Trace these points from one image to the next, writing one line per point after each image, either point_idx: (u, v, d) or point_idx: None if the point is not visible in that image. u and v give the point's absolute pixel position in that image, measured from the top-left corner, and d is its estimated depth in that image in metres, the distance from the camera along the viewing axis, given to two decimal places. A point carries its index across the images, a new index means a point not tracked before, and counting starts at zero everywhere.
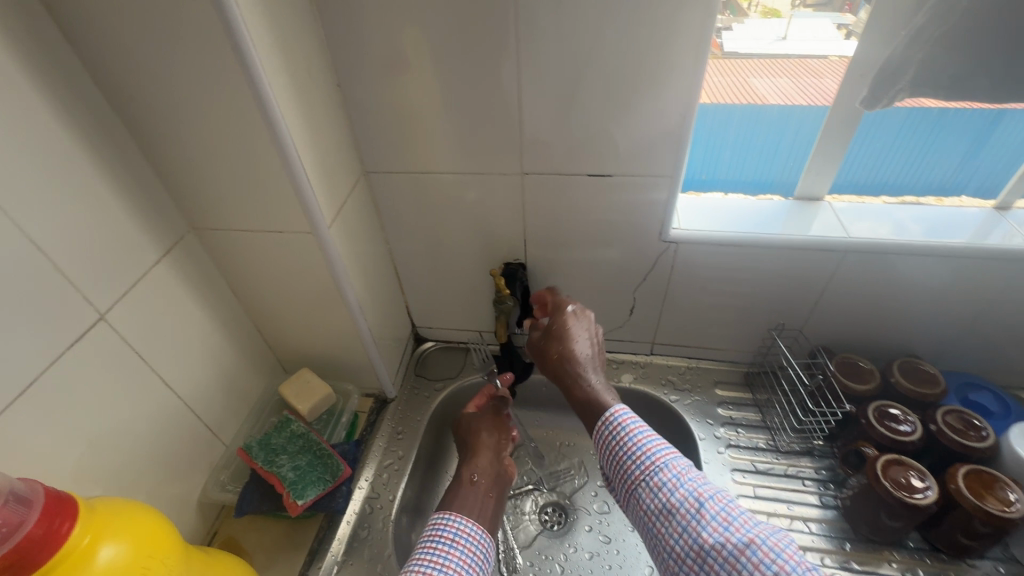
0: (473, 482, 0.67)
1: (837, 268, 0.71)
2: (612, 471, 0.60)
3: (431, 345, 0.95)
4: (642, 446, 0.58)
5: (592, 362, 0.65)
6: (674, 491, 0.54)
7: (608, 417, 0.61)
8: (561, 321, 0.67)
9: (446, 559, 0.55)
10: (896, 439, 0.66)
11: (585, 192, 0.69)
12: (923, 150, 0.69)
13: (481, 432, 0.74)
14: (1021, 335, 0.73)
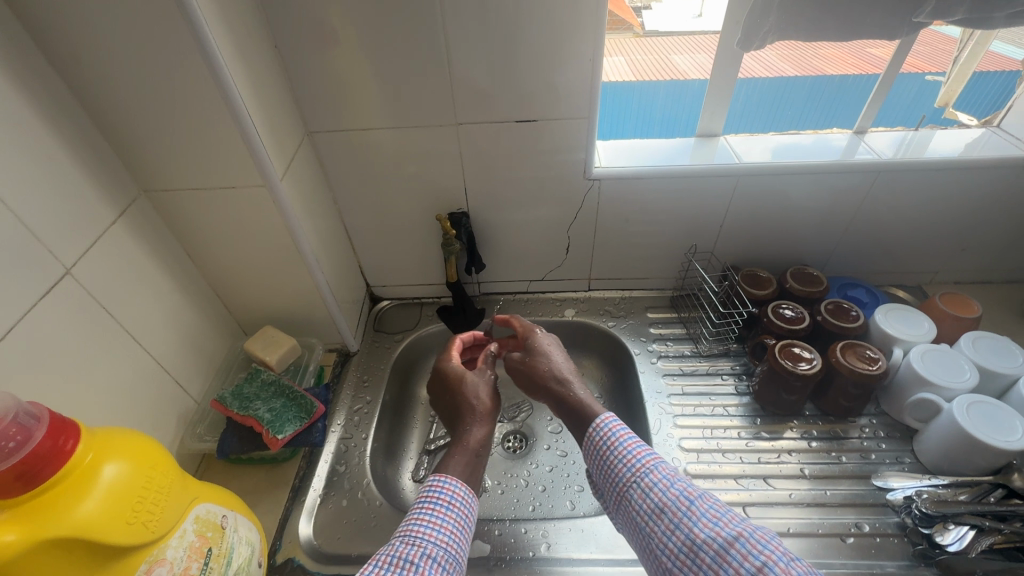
0: (474, 446, 0.65)
1: (735, 192, 0.83)
2: (605, 481, 0.61)
3: (387, 303, 1.02)
4: (634, 454, 0.59)
5: (574, 376, 0.70)
6: (665, 490, 0.55)
7: (599, 422, 0.63)
8: (545, 345, 0.75)
9: (443, 521, 0.55)
10: (789, 326, 0.79)
11: (514, 139, 0.76)
12: (829, 112, 0.87)
13: (481, 394, 0.71)
14: (882, 238, 0.88)
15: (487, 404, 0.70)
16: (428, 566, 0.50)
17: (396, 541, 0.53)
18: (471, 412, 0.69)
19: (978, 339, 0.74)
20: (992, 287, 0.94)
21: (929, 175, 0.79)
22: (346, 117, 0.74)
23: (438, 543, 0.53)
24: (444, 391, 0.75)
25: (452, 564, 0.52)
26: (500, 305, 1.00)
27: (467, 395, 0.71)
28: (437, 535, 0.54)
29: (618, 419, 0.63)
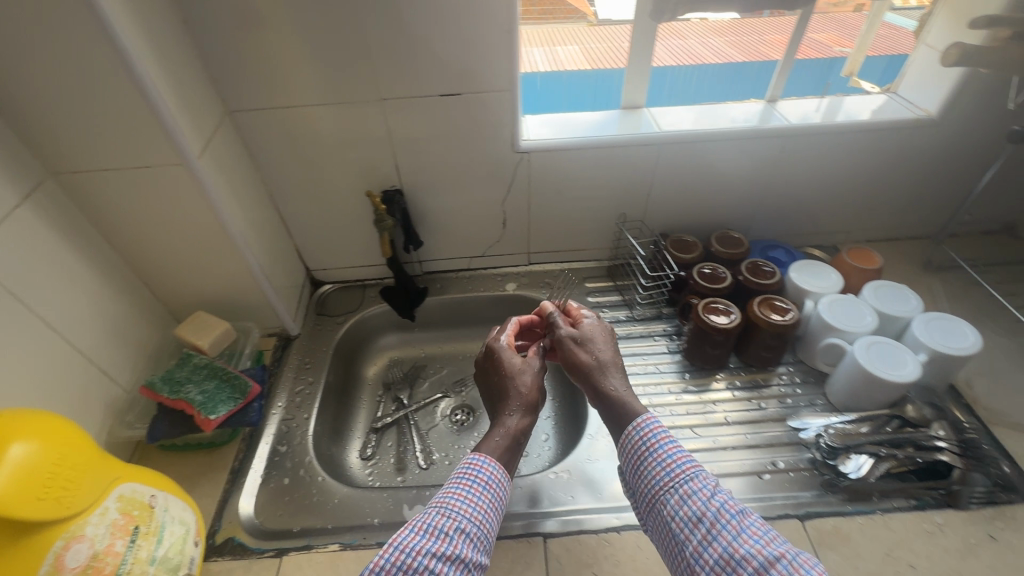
0: (511, 428, 0.62)
1: (658, 161, 0.86)
2: (637, 485, 0.56)
3: (329, 287, 1.01)
4: (673, 459, 0.55)
5: (619, 371, 0.65)
6: (705, 500, 0.51)
7: (639, 422, 0.58)
8: (599, 332, 0.69)
9: (479, 500, 0.55)
10: (711, 285, 0.84)
11: (439, 113, 0.77)
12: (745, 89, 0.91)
13: (525, 377, 0.67)
14: (797, 200, 0.94)
15: (532, 391, 0.66)
16: (460, 541, 0.51)
17: (431, 511, 0.53)
18: (509, 393, 0.66)
19: (880, 287, 0.80)
20: (899, 243, 1.01)
21: (832, 138, 0.85)
22: (266, 94, 0.73)
23: (471, 519, 0.53)
24: (486, 373, 0.71)
25: (482, 540, 0.53)
26: (443, 283, 1.01)
27: (509, 378, 0.67)
28: (472, 513, 0.53)
29: (659, 420, 0.59)
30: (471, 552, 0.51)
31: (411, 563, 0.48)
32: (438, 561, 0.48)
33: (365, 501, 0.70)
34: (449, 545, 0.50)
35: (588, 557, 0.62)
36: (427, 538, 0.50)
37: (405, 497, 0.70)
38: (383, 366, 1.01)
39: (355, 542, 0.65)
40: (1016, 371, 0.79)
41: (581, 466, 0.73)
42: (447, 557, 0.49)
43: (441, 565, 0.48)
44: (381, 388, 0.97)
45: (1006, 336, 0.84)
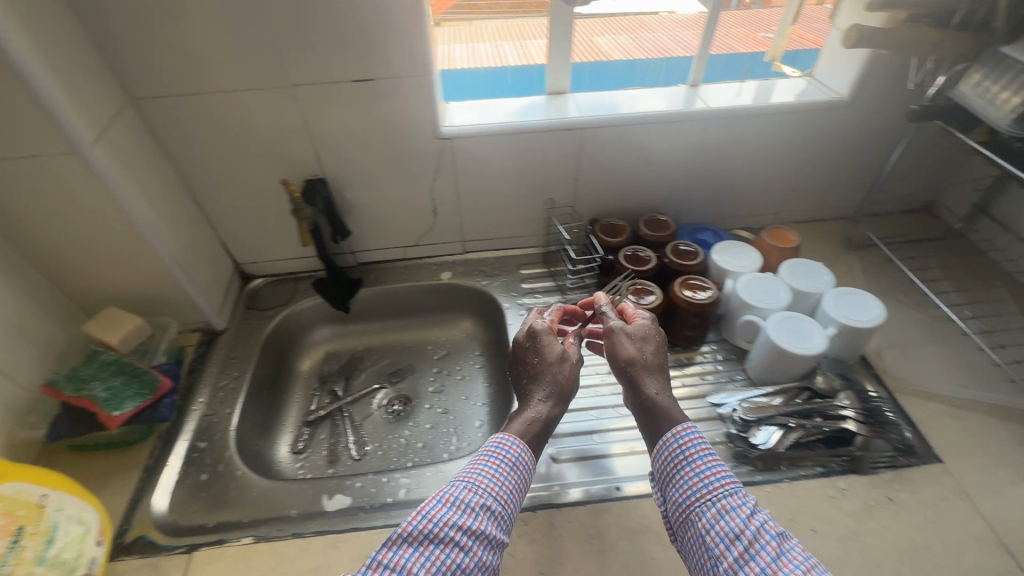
0: (537, 414, 0.62)
1: (581, 145, 0.87)
2: (671, 494, 0.54)
3: (260, 281, 0.99)
4: (713, 472, 0.52)
5: (661, 374, 0.61)
6: (744, 517, 0.48)
7: (676, 431, 0.56)
8: (648, 329, 0.65)
9: (506, 480, 0.55)
10: (636, 267, 0.85)
11: (354, 99, 0.76)
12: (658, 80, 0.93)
13: (561, 365, 0.65)
14: (723, 183, 0.96)
15: (565, 384, 0.64)
16: (485, 518, 0.51)
17: (458, 484, 0.54)
18: (541, 378, 0.64)
19: (796, 264, 0.82)
20: (824, 224, 1.04)
21: (750, 121, 0.87)
22: (169, 81, 0.71)
23: (495, 496, 0.54)
24: (522, 357, 0.68)
25: (505, 519, 0.54)
26: (377, 273, 1.00)
27: (547, 368, 0.64)
28: (497, 492, 0.54)
29: (696, 432, 0.56)
30: (494, 529, 0.51)
31: (437, 534, 0.49)
32: (464, 534, 0.49)
33: (284, 493, 0.69)
34: (474, 519, 0.51)
35: None
36: (454, 511, 0.51)
37: (325, 487, 0.70)
38: (318, 359, 0.99)
39: (270, 534, 0.65)
40: (924, 342, 0.82)
41: None
42: (472, 531, 0.50)
43: (466, 538, 0.49)
44: (316, 382, 0.96)
45: (918, 309, 0.87)
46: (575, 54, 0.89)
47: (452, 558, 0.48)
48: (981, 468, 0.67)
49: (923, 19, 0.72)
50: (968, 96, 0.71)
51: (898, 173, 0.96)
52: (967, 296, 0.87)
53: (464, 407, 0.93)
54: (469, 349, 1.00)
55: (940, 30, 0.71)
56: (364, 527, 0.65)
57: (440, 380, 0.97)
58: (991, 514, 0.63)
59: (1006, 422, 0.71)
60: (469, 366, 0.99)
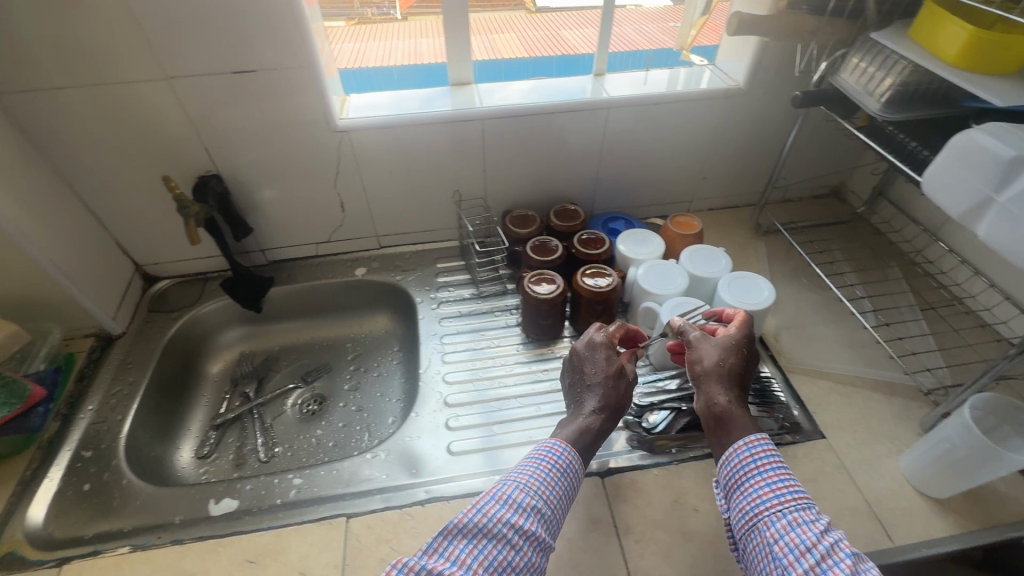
0: (588, 424, 0.62)
1: (484, 136, 0.87)
2: (737, 502, 0.53)
3: (166, 283, 0.96)
4: (783, 484, 0.51)
5: (736, 385, 0.59)
6: (818, 531, 0.47)
7: (744, 441, 0.55)
8: (733, 338, 0.62)
9: (557, 485, 0.56)
10: (542, 257, 0.85)
11: (238, 92, 0.74)
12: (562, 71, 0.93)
13: (617, 379, 0.64)
14: (634, 171, 0.97)
15: (617, 394, 0.64)
16: (534, 519, 0.53)
17: (511, 484, 0.55)
18: (593, 387, 0.64)
19: (696, 251, 0.84)
20: (738, 210, 1.06)
21: (651, 109, 0.88)
22: (31, 75, 0.68)
23: (542, 499, 0.55)
24: (576, 365, 0.67)
25: (553, 523, 0.55)
26: (290, 271, 0.98)
27: (599, 377, 0.64)
28: (547, 496, 0.55)
29: (766, 444, 0.55)
30: (543, 532, 0.53)
31: (490, 530, 0.51)
32: (516, 533, 0.51)
33: (170, 499, 0.67)
34: (526, 521, 0.52)
35: (389, 532, 0.62)
36: (506, 509, 0.53)
37: (213, 491, 0.68)
38: (230, 361, 0.97)
39: (149, 542, 0.63)
40: (820, 323, 0.84)
41: (402, 443, 0.73)
42: (523, 531, 0.51)
43: (517, 537, 0.51)
44: (228, 385, 0.93)
45: (817, 291, 0.89)
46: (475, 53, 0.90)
47: (504, 555, 0.49)
48: (861, 442, 0.69)
49: (803, 7, 0.74)
50: (847, 82, 0.73)
51: (803, 158, 0.99)
52: (863, 277, 0.90)
53: (379, 404, 0.91)
54: (387, 346, 0.99)
55: (817, 16, 0.73)
56: (248, 529, 0.63)
57: (356, 378, 0.96)
58: (865, 486, 0.65)
59: (888, 396, 0.74)
60: (387, 362, 0.97)
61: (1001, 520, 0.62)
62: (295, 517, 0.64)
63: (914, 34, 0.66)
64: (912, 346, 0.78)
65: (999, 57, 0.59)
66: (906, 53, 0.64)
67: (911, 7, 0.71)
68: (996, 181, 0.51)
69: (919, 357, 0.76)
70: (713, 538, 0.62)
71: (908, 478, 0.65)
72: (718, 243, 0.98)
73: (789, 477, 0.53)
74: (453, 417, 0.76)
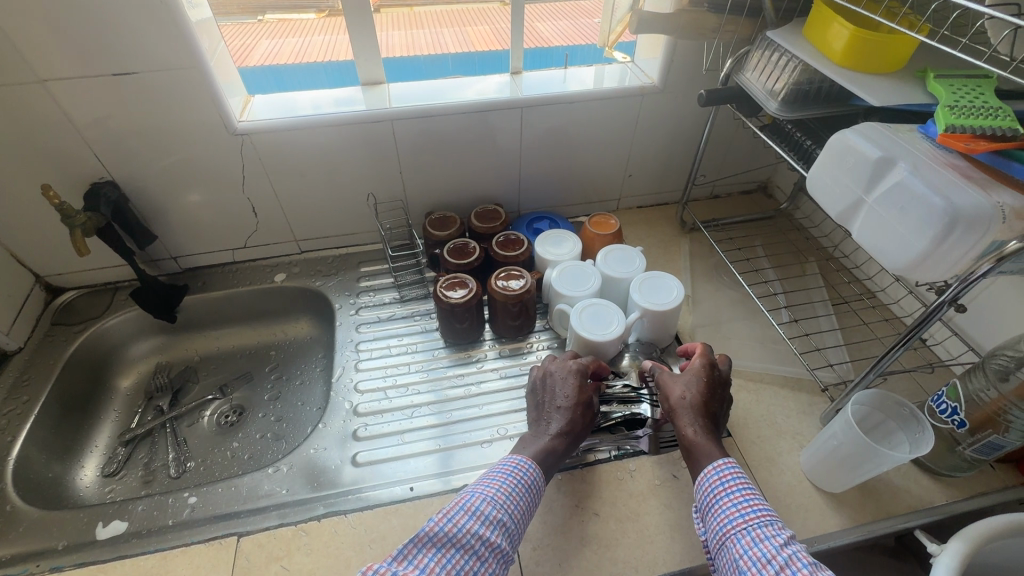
0: (552, 446, 0.61)
1: (396, 137, 0.84)
2: (709, 523, 0.53)
3: (73, 294, 0.92)
4: (748, 503, 0.51)
5: (704, 415, 0.60)
6: (778, 545, 0.47)
7: (714, 467, 0.55)
8: (703, 368, 0.62)
9: (521, 499, 0.56)
10: (459, 260, 0.84)
11: (122, 95, 0.71)
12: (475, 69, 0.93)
13: (584, 407, 0.64)
14: (556, 171, 0.96)
15: (582, 420, 0.63)
16: (500, 532, 0.52)
17: (479, 495, 0.54)
18: (561, 410, 0.63)
19: (611, 251, 0.83)
20: (666, 207, 1.06)
21: (567, 108, 0.87)
22: None
23: (506, 511, 0.54)
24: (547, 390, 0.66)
25: (516, 536, 0.54)
26: (206, 279, 0.95)
27: (569, 401, 0.64)
28: (512, 509, 0.55)
29: (733, 468, 0.55)
30: (507, 544, 0.52)
31: (460, 540, 0.50)
32: (482, 544, 0.50)
33: (55, 523, 0.64)
34: (492, 533, 0.51)
35: (281, 550, 0.60)
36: (474, 520, 0.52)
37: (101, 513, 0.65)
38: (145, 374, 0.93)
39: (25, 571, 0.60)
40: (736, 320, 0.85)
41: (306, 456, 0.71)
42: (489, 543, 0.51)
43: (484, 549, 0.50)
44: (142, 399, 0.90)
45: (736, 287, 0.90)
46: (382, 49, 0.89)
47: (470, 566, 0.49)
48: (765, 439, 0.70)
49: (704, 5, 0.73)
50: (752, 82, 0.73)
51: (725, 155, 0.99)
52: (782, 272, 0.91)
53: (299, 412, 0.89)
54: (311, 352, 0.97)
55: (718, 15, 0.73)
56: (134, 553, 0.60)
57: (277, 387, 0.93)
58: (765, 483, 0.66)
59: (795, 393, 0.74)
60: (309, 370, 0.94)
61: (893, 512, 0.63)
62: (184, 538, 0.61)
63: (807, 31, 0.67)
64: (819, 342, 0.79)
65: (877, 61, 0.59)
66: (797, 53, 0.64)
67: (808, 5, 0.72)
68: (865, 182, 0.52)
69: (824, 353, 0.77)
70: (610, 542, 0.61)
71: (806, 474, 0.66)
72: (642, 241, 0.98)
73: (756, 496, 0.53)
74: (362, 427, 0.74)
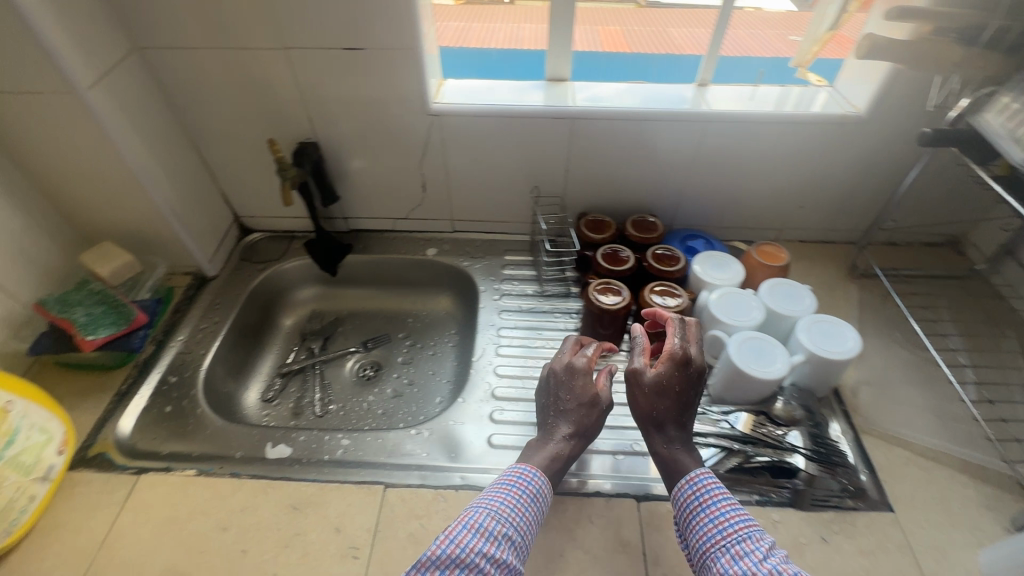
0: (560, 451, 0.61)
1: (573, 132, 0.85)
2: (689, 539, 0.54)
3: (258, 235, 1.04)
4: (726, 518, 0.52)
5: (676, 424, 0.60)
6: (757, 562, 0.48)
7: (683, 484, 0.56)
8: (670, 367, 0.60)
9: (525, 511, 0.55)
10: (613, 266, 0.83)
11: (346, 67, 0.78)
12: (646, 74, 0.90)
13: (590, 406, 0.62)
14: (721, 190, 0.92)
15: (589, 419, 0.63)
16: (507, 547, 0.51)
17: (480, 511, 0.53)
18: (566, 413, 0.63)
19: (776, 285, 0.79)
20: (833, 246, 0.98)
21: (755, 128, 0.82)
22: (169, 34, 0.74)
23: (509, 527, 0.52)
24: (544, 388, 0.66)
25: (522, 549, 0.53)
26: (367, 242, 1.03)
27: (569, 403, 0.63)
28: (517, 522, 0.54)
29: (708, 478, 0.56)
30: (513, 558, 0.50)
31: (464, 559, 0.48)
32: (487, 562, 0.48)
33: (233, 435, 0.73)
34: (498, 548, 0.50)
35: (420, 509, 0.64)
36: (478, 538, 0.50)
37: (270, 435, 0.73)
38: (303, 317, 1.04)
39: (211, 470, 0.68)
40: (909, 384, 0.76)
41: (445, 426, 0.75)
42: (495, 559, 0.49)
43: (490, 565, 0.48)
44: (297, 338, 1.00)
45: (912, 349, 0.81)
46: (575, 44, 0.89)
47: None
48: (935, 524, 0.63)
49: (950, 34, 0.66)
50: (988, 123, 0.64)
51: (919, 202, 0.89)
52: (970, 342, 0.80)
53: (429, 381, 0.94)
54: (446, 326, 1.02)
55: (965, 47, 0.66)
56: (295, 478, 0.67)
57: (412, 352, 0.99)
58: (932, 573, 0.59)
59: (977, 481, 0.66)
60: (442, 343, 1.00)
61: None
62: (337, 476, 0.68)
63: None
64: (1016, 431, 0.69)
65: None
66: None
67: None
68: None
69: (1021, 446, 0.68)
70: None
71: None
72: (803, 278, 0.91)
73: (733, 507, 0.54)
74: (497, 411, 0.77)
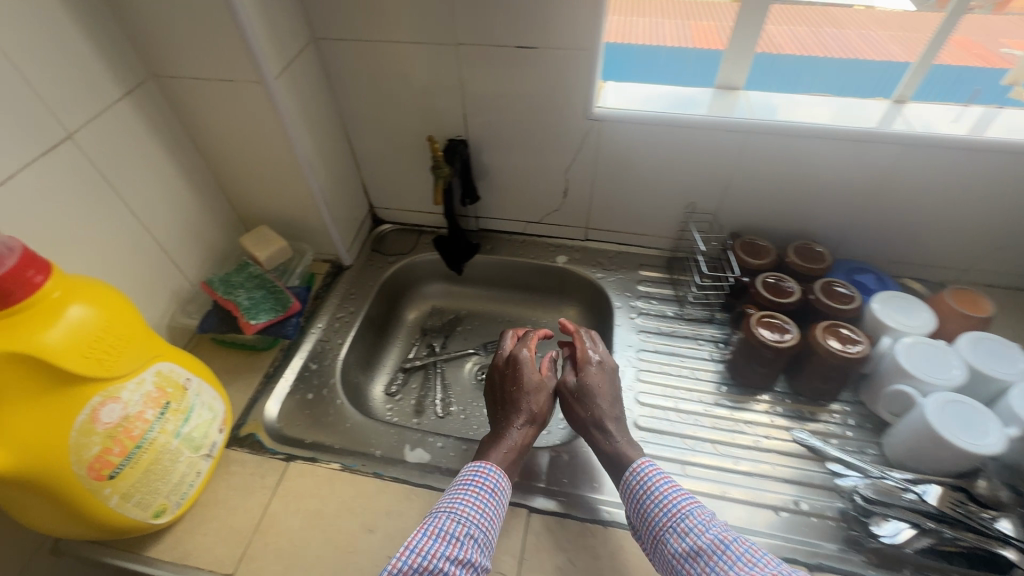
0: (515, 442, 0.63)
1: (745, 147, 0.77)
2: (638, 524, 0.57)
3: (388, 227, 1.04)
4: (668, 501, 0.56)
5: (613, 420, 0.66)
6: (700, 533, 0.53)
7: (631, 477, 0.60)
8: (589, 367, 0.70)
9: (486, 507, 0.57)
10: (775, 298, 0.76)
11: (514, 66, 0.75)
12: (829, 83, 0.81)
13: (537, 394, 0.67)
14: (903, 222, 0.82)
15: (537, 414, 0.66)
16: (471, 546, 0.53)
17: (441, 515, 0.55)
18: (517, 408, 0.66)
19: (978, 340, 0.69)
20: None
21: (969, 157, 0.71)
22: (346, 26, 0.74)
23: (464, 526, 0.54)
24: (493, 391, 0.71)
25: (488, 546, 0.55)
26: (494, 243, 1.00)
27: (513, 401, 0.67)
28: (478, 518, 0.55)
29: (649, 467, 0.60)
30: (479, 556, 0.53)
31: (427, 566, 0.51)
32: (452, 564, 0.51)
33: (372, 433, 0.73)
34: (460, 550, 0.52)
35: (567, 540, 0.61)
36: (439, 543, 0.52)
37: (408, 437, 0.72)
38: (424, 312, 1.03)
39: (354, 466, 0.69)
40: None
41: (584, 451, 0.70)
42: (459, 561, 0.51)
43: (453, 568, 0.51)
44: (418, 333, 1.00)
45: None
46: (762, 45, 0.79)
47: None
48: None
49: None
50: None
51: None
52: None
53: None
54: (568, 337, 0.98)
55: None
56: (437, 487, 0.66)
57: None
58: None
59: None
60: None
61: None
62: None
63: None
64: None
65: None
66: None
67: None
68: None
69: None
70: None
71: None
72: None
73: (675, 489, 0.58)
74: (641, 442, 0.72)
